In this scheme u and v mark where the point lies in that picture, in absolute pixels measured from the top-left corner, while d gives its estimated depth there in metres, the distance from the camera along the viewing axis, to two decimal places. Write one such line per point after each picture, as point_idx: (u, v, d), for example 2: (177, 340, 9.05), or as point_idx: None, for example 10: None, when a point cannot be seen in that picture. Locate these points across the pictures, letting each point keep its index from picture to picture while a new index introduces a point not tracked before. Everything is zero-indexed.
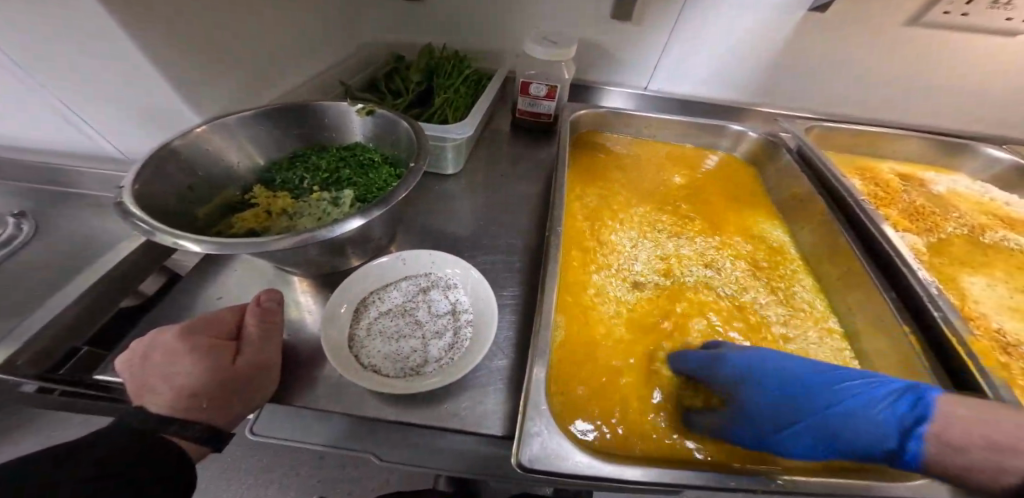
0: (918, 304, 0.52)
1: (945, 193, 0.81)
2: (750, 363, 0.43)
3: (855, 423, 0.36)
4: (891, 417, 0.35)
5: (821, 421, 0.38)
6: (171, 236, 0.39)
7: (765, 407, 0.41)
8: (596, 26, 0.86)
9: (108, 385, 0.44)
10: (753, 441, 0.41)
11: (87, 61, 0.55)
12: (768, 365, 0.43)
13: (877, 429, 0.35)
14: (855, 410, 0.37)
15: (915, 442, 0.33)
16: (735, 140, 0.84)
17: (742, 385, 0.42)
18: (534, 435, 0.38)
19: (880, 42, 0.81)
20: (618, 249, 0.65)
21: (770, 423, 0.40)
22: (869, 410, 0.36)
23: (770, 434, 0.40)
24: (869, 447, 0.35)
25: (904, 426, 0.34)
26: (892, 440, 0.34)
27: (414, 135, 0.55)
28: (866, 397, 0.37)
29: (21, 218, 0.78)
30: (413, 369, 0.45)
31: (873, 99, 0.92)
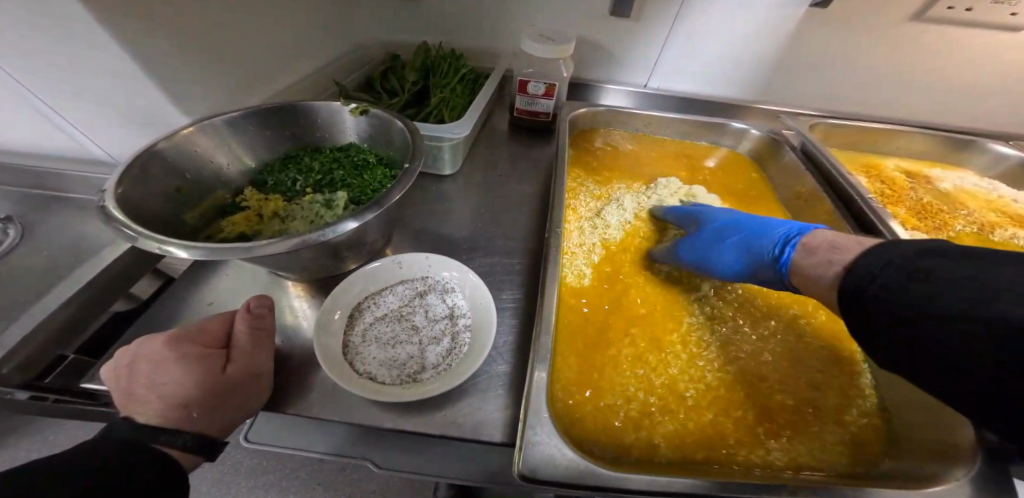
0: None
1: (952, 191, 0.79)
2: (709, 211, 0.62)
3: (763, 238, 0.51)
4: (786, 234, 0.49)
5: (741, 241, 0.54)
6: (155, 241, 0.37)
7: (707, 230, 0.57)
8: (593, 24, 0.85)
9: (95, 392, 0.42)
10: (688, 252, 0.56)
11: (68, 60, 0.53)
12: (722, 214, 0.61)
13: (770, 243, 0.49)
14: (763, 235, 0.52)
15: (787, 249, 0.46)
16: (737, 138, 0.83)
17: (704, 220, 0.61)
18: (536, 443, 0.37)
19: (883, 38, 0.80)
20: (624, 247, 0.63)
21: (703, 237, 0.57)
22: (773, 235, 0.50)
23: (702, 246, 0.55)
24: (762, 253, 0.50)
25: (788, 237, 0.48)
26: (776, 246, 0.48)
27: (409, 134, 0.54)
28: (780, 228, 0.52)
29: (7, 223, 0.76)
30: (410, 376, 0.43)
31: (876, 96, 0.90)
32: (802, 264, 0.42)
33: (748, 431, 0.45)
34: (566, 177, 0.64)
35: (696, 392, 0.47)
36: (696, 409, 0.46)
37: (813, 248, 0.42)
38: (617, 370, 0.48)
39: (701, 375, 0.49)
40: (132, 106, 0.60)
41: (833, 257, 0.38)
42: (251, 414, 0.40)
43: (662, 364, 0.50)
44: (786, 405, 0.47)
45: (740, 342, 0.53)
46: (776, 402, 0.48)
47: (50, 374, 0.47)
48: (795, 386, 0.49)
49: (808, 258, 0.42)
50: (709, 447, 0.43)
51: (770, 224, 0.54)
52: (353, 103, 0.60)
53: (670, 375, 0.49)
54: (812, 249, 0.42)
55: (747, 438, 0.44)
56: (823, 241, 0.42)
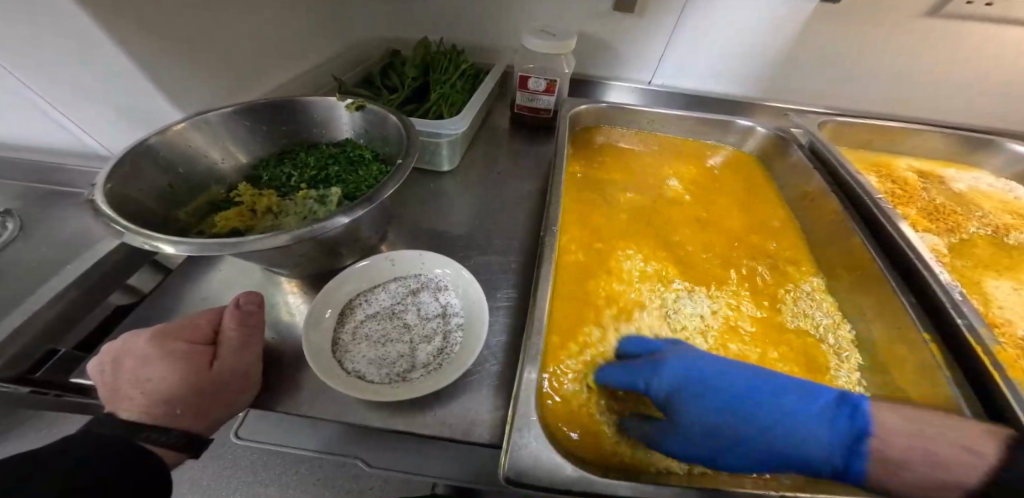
0: (938, 310, 0.49)
1: (967, 191, 0.77)
2: (683, 374, 0.41)
3: (806, 439, 0.35)
4: (835, 433, 0.35)
5: (761, 437, 0.37)
6: (141, 237, 0.37)
7: (701, 421, 0.38)
8: (596, 19, 0.83)
9: (84, 387, 0.41)
10: (692, 455, 0.38)
11: (63, 55, 0.53)
12: (695, 370, 0.41)
13: (823, 444, 0.35)
14: (801, 433, 0.35)
15: (857, 462, 0.33)
16: (743, 136, 0.80)
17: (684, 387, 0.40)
18: (523, 446, 0.36)
19: (897, 34, 0.77)
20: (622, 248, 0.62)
21: (706, 442, 0.38)
22: (806, 427, 0.35)
23: (711, 449, 0.38)
24: (816, 463, 0.35)
25: (849, 444, 0.34)
26: (839, 459, 0.34)
27: (404, 130, 0.53)
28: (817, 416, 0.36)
29: (6, 216, 0.73)
30: (399, 375, 0.43)
31: (889, 94, 0.88)
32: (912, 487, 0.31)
33: None
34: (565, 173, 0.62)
35: None
36: None
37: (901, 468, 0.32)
38: None
39: None
40: (128, 102, 0.60)
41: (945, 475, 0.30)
42: (238, 412, 0.39)
43: None
44: None
45: None
46: None
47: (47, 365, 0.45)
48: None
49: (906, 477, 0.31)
50: None
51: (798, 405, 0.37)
52: (349, 99, 0.60)
53: None
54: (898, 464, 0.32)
55: None
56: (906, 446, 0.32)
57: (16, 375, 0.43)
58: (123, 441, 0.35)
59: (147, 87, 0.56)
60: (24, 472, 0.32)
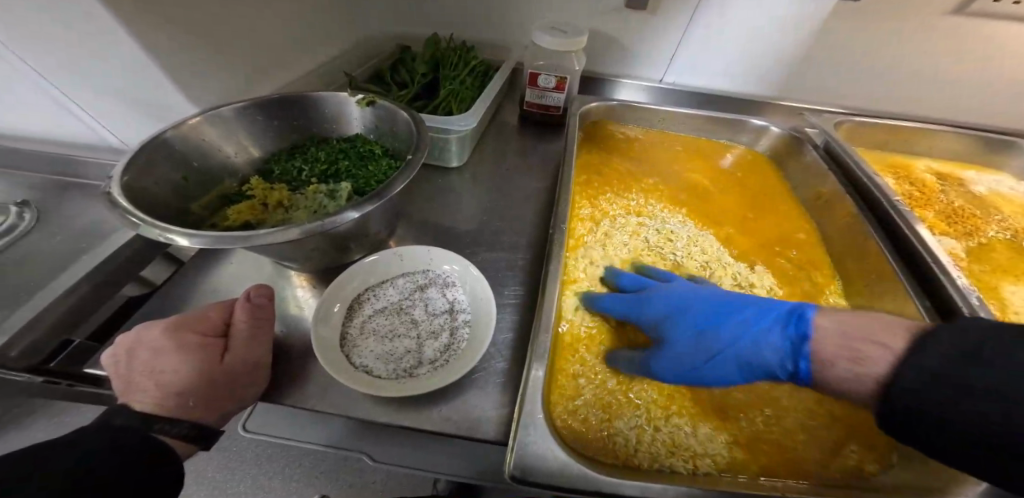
0: (954, 315, 0.47)
1: (987, 194, 0.75)
2: (661, 304, 0.48)
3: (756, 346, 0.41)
4: (786, 339, 0.39)
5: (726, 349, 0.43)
6: (156, 229, 0.38)
7: (680, 343, 0.45)
8: (607, 16, 0.82)
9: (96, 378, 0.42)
10: (674, 375, 0.44)
11: (79, 49, 0.53)
12: (668, 299, 0.49)
13: (772, 352, 0.40)
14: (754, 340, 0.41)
15: (800, 363, 0.37)
16: (756, 136, 0.79)
17: (667, 312, 0.48)
18: (530, 444, 0.36)
19: (918, 32, 0.75)
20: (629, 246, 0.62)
21: (681, 356, 0.44)
22: (763, 337, 0.41)
23: (688, 366, 0.44)
24: (771, 368, 0.40)
25: (794, 346, 0.38)
26: (789, 363, 0.38)
27: (414, 126, 0.53)
28: (770, 325, 0.41)
29: (24, 207, 0.74)
30: (406, 371, 0.43)
31: (907, 94, 0.85)
32: (835, 376, 0.34)
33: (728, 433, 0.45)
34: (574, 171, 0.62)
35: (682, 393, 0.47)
36: (679, 413, 0.45)
37: (831, 358, 0.35)
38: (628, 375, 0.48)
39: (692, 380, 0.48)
40: (143, 96, 0.60)
41: (852, 376, 0.32)
42: (248, 404, 0.40)
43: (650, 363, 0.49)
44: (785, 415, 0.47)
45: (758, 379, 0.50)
46: (774, 408, 0.48)
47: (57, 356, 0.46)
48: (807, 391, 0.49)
49: (832, 369, 0.34)
50: (728, 453, 0.43)
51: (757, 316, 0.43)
52: (360, 94, 0.60)
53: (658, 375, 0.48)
54: (831, 361, 0.35)
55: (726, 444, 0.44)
56: (841, 343, 0.34)
57: (27, 365, 0.44)
58: (138, 434, 0.34)
59: (162, 82, 0.57)
60: (23, 472, 0.29)
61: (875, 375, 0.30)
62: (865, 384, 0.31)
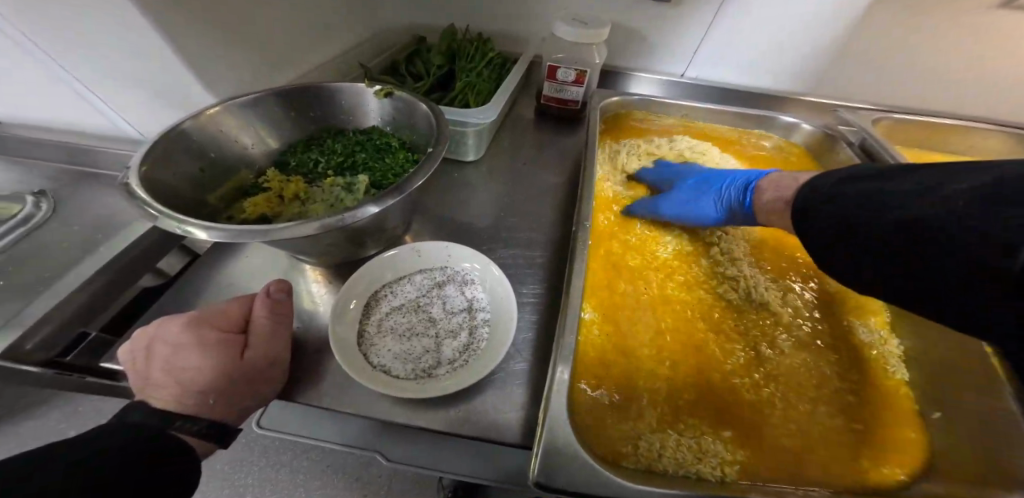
0: None
1: None
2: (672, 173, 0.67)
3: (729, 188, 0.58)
4: (748, 182, 0.56)
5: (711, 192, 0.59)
6: (175, 222, 0.37)
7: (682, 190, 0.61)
8: (630, 7, 0.80)
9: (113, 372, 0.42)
10: (676, 208, 0.59)
11: (95, 37, 0.52)
12: (676, 173, 0.67)
13: (738, 190, 0.57)
14: (728, 184, 0.59)
15: (751, 194, 0.54)
16: (785, 132, 0.76)
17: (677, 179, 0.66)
18: (556, 451, 0.34)
19: (961, 26, 0.71)
20: (654, 247, 0.60)
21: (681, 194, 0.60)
22: (733, 184, 0.58)
23: (686, 201, 0.59)
24: (734, 202, 0.56)
25: (750, 185, 0.56)
26: (746, 194, 0.55)
27: (434, 118, 0.51)
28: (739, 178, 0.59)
29: (40, 197, 0.74)
30: (425, 371, 0.41)
31: (944, 91, 0.82)
32: (770, 197, 0.51)
33: (755, 440, 0.43)
34: (596, 167, 0.60)
35: (705, 399, 0.45)
36: (702, 418, 0.44)
37: (770, 187, 0.52)
38: (650, 379, 0.46)
39: (715, 385, 0.47)
40: (158, 86, 0.59)
41: (777, 194, 0.50)
42: (266, 402, 0.39)
43: (670, 366, 0.48)
44: (815, 422, 0.45)
45: (784, 384, 0.48)
46: (803, 413, 0.46)
47: (73, 349, 0.47)
48: (840, 402, 0.47)
49: (770, 193, 0.51)
50: (755, 460, 0.41)
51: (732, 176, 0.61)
52: (378, 85, 0.58)
53: (680, 379, 0.47)
54: (774, 184, 0.52)
55: (752, 450, 0.42)
56: (777, 180, 0.52)
57: (46, 358, 0.45)
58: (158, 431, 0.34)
59: (176, 71, 0.56)
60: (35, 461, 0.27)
61: (792, 188, 0.48)
62: (783, 197, 0.48)
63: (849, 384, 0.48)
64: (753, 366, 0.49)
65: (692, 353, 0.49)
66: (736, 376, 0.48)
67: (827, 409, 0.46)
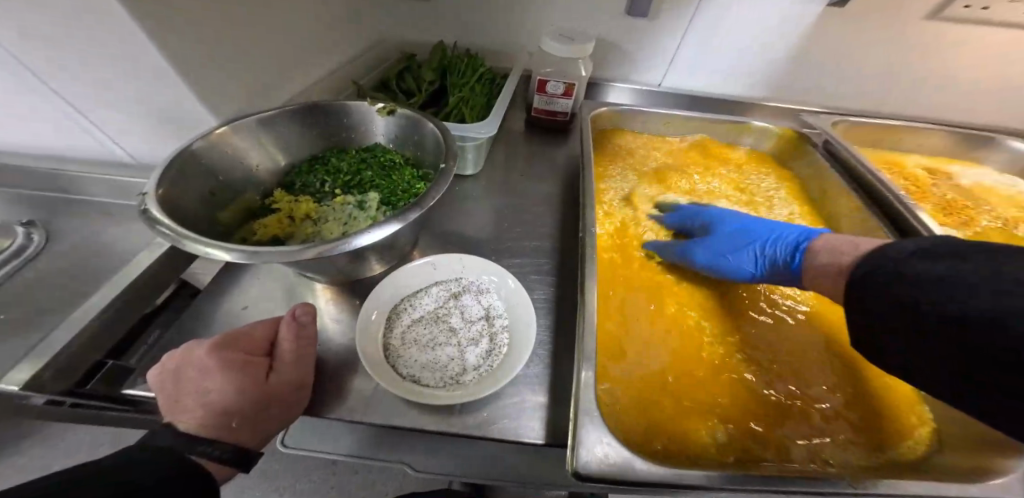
0: None
1: (972, 186, 0.81)
2: (704, 213, 0.66)
3: (768, 244, 0.55)
4: (793, 241, 0.53)
5: (749, 248, 0.56)
6: (201, 245, 0.37)
7: (722, 236, 0.59)
8: (610, 23, 0.85)
9: (136, 399, 0.41)
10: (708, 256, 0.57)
11: (83, 63, 0.50)
12: (712, 211, 0.66)
13: (779, 249, 0.53)
14: (770, 237, 0.56)
15: (797, 257, 0.51)
16: (759, 137, 0.82)
17: (713, 220, 0.64)
18: (594, 446, 0.36)
19: (897, 39, 0.81)
20: (660, 270, 0.61)
21: (719, 241, 0.58)
22: (776, 240, 0.55)
23: (720, 252, 0.57)
24: (774, 260, 0.53)
25: (796, 244, 0.52)
26: (789, 257, 0.51)
27: (441, 136, 0.53)
28: (786, 233, 0.55)
29: (30, 228, 0.71)
30: (452, 379, 0.43)
31: (888, 94, 0.92)
32: (817, 263, 0.47)
33: (771, 424, 0.46)
34: (594, 174, 0.63)
35: (721, 389, 0.49)
36: (720, 406, 0.47)
37: (821, 250, 0.48)
38: (668, 375, 0.49)
39: (728, 376, 0.50)
40: (148, 110, 0.57)
41: (834, 257, 0.45)
42: (292, 423, 0.39)
43: (685, 360, 0.51)
44: (824, 405, 0.49)
45: (790, 371, 0.52)
46: (812, 398, 0.49)
47: (93, 378, 0.44)
48: (848, 384, 0.51)
49: (819, 258, 0.47)
50: (772, 444, 0.45)
51: (772, 229, 0.58)
52: (381, 103, 0.60)
53: (694, 371, 0.50)
54: (824, 248, 0.48)
55: (767, 435, 0.46)
56: (831, 243, 0.47)
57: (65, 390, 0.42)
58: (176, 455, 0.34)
59: (171, 96, 0.54)
60: None
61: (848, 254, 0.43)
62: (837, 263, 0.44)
63: (852, 368, 0.52)
64: (766, 360, 0.52)
65: (703, 346, 0.53)
66: (752, 371, 0.51)
67: (834, 392, 0.50)
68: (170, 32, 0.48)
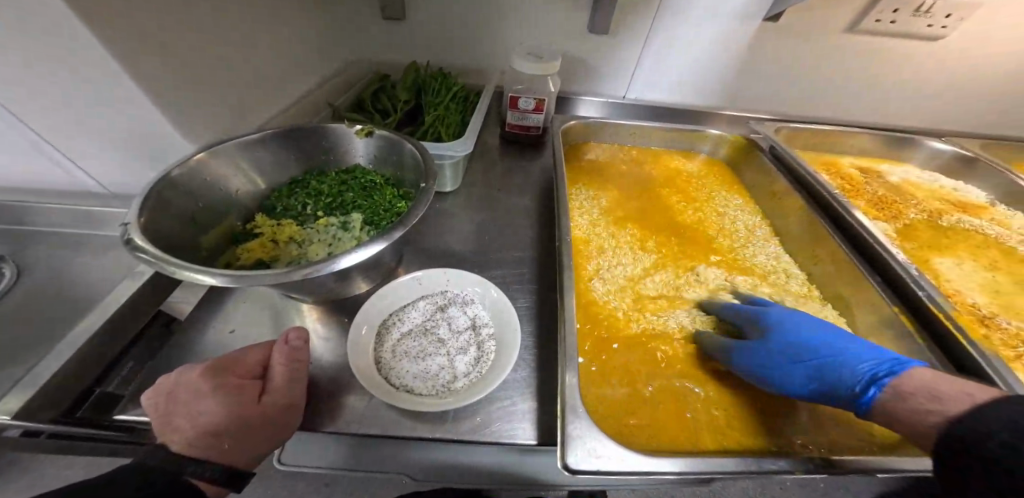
0: (921, 310, 0.54)
1: (901, 183, 0.91)
2: (777, 314, 0.54)
3: (840, 370, 0.45)
4: (873, 370, 0.43)
5: (818, 369, 0.47)
6: (187, 272, 0.38)
7: (779, 346, 0.49)
8: (573, 41, 0.90)
9: (130, 425, 0.41)
10: (757, 367, 0.49)
11: (48, 95, 0.49)
12: (791, 312, 0.54)
13: (854, 377, 0.44)
14: (840, 362, 0.46)
15: (874, 390, 0.41)
16: (716, 143, 0.89)
17: (773, 322, 0.53)
18: (579, 439, 0.39)
19: (826, 50, 0.91)
20: (648, 271, 0.66)
21: (772, 356, 0.49)
22: (852, 362, 0.45)
23: (776, 366, 0.48)
24: (843, 386, 0.44)
25: (876, 376, 0.42)
26: (859, 387, 0.42)
27: (420, 156, 0.56)
28: (864, 357, 0.45)
29: None
30: (444, 386, 0.45)
31: (825, 100, 1.01)
32: (903, 410, 0.38)
33: (745, 414, 0.50)
34: (566, 185, 0.67)
35: (695, 384, 0.52)
36: (695, 399, 0.50)
37: (910, 393, 0.38)
38: (646, 374, 0.52)
39: (702, 372, 0.53)
40: (118, 139, 0.57)
41: (936, 406, 0.36)
42: (285, 441, 0.40)
43: (659, 359, 0.54)
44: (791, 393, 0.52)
45: None
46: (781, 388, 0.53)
47: (82, 405, 0.45)
48: None
49: (905, 402, 0.38)
50: (746, 431, 0.48)
51: (849, 350, 0.47)
52: (359, 126, 0.62)
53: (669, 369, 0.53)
54: (908, 394, 0.39)
55: (742, 423, 0.49)
56: (932, 383, 0.38)
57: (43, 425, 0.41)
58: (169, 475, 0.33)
59: (144, 126, 0.54)
60: None
61: (954, 406, 0.35)
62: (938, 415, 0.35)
63: None
64: None
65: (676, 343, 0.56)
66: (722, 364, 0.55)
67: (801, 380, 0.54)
68: (145, 62, 0.48)
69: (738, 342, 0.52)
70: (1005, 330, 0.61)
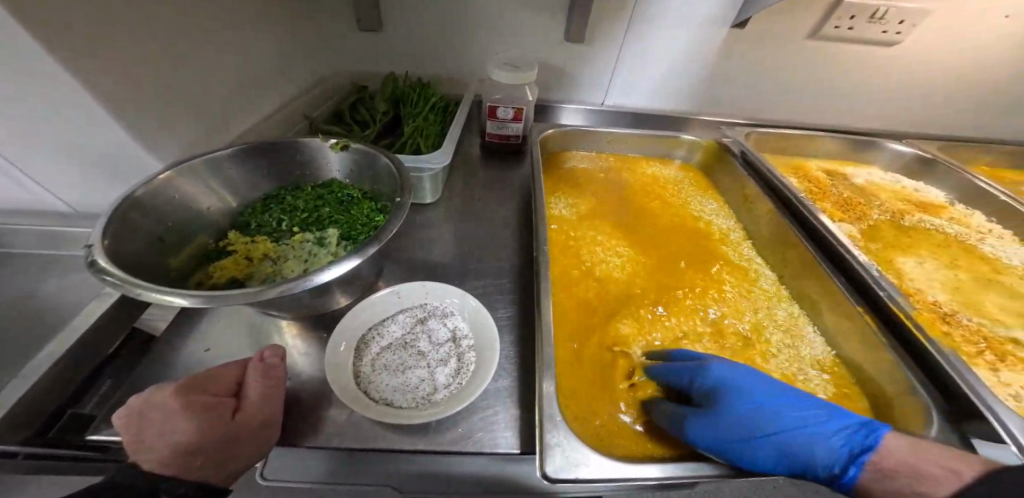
0: (884, 310, 0.56)
1: (866, 184, 0.95)
2: (721, 375, 0.48)
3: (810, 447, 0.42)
4: (843, 445, 0.41)
5: (776, 446, 0.42)
6: (151, 295, 0.37)
7: (739, 416, 0.44)
8: (549, 50, 0.92)
9: (104, 444, 0.41)
10: (714, 443, 0.43)
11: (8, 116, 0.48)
12: (736, 371, 0.49)
13: (826, 454, 0.41)
14: (807, 439, 0.42)
15: (853, 469, 0.40)
16: (690, 149, 0.91)
17: (720, 386, 0.47)
18: (556, 447, 0.39)
19: (790, 56, 0.95)
20: (626, 277, 0.67)
21: (734, 431, 0.43)
22: (819, 436, 0.42)
23: (730, 444, 0.42)
24: (812, 464, 0.41)
25: (849, 453, 0.40)
26: (836, 467, 0.40)
27: (395, 169, 0.56)
28: (824, 428, 0.42)
29: None
30: (423, 399, 0.45)
31: (792, 104, 1.06)
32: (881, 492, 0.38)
33: None
34: (544, 194, 0.68)
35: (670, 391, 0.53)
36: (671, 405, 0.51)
37: (891, 471, 0.38)
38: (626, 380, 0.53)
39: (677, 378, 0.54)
40: (83, 157, 0.55)
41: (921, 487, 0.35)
42: (262, 459, 0.39)
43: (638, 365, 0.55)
44: None
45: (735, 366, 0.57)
46: None
47: (55, 424, 0.43)
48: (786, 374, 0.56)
49: (891, 484, 0.38)
50: None
51: (807, 419, 0.43)
52: (335, 140, 0.62)
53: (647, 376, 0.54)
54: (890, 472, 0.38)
55: None
56: (907, 457, 0.38)
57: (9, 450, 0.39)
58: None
59: (109, 145, 0.53)
60: None
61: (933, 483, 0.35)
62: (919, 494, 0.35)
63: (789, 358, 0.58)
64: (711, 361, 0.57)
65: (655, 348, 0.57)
66: None
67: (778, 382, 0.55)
68: (109, 78, 0.47)
69: (689, 412, 0.46)
70: (965, 326, 0.64)
